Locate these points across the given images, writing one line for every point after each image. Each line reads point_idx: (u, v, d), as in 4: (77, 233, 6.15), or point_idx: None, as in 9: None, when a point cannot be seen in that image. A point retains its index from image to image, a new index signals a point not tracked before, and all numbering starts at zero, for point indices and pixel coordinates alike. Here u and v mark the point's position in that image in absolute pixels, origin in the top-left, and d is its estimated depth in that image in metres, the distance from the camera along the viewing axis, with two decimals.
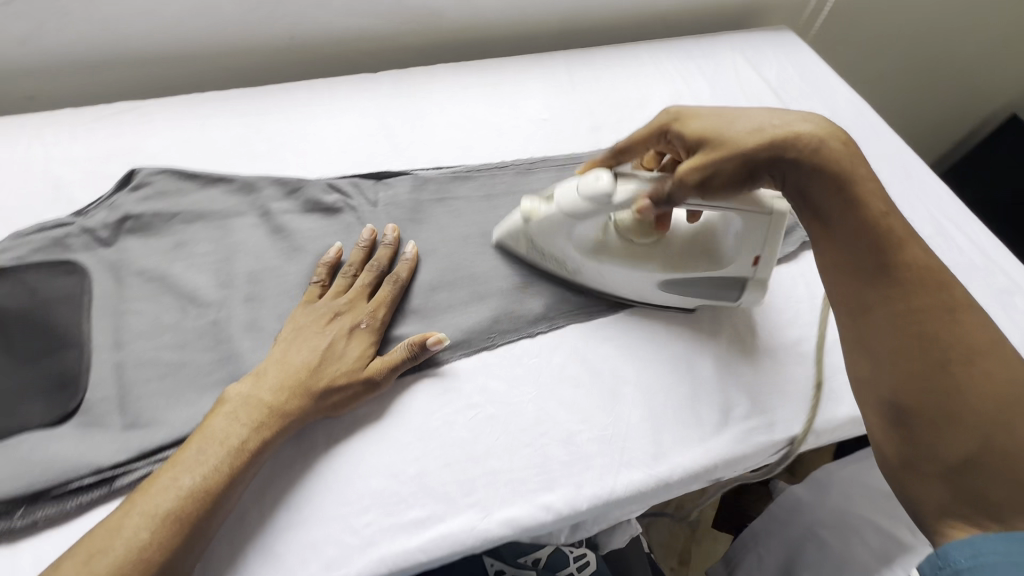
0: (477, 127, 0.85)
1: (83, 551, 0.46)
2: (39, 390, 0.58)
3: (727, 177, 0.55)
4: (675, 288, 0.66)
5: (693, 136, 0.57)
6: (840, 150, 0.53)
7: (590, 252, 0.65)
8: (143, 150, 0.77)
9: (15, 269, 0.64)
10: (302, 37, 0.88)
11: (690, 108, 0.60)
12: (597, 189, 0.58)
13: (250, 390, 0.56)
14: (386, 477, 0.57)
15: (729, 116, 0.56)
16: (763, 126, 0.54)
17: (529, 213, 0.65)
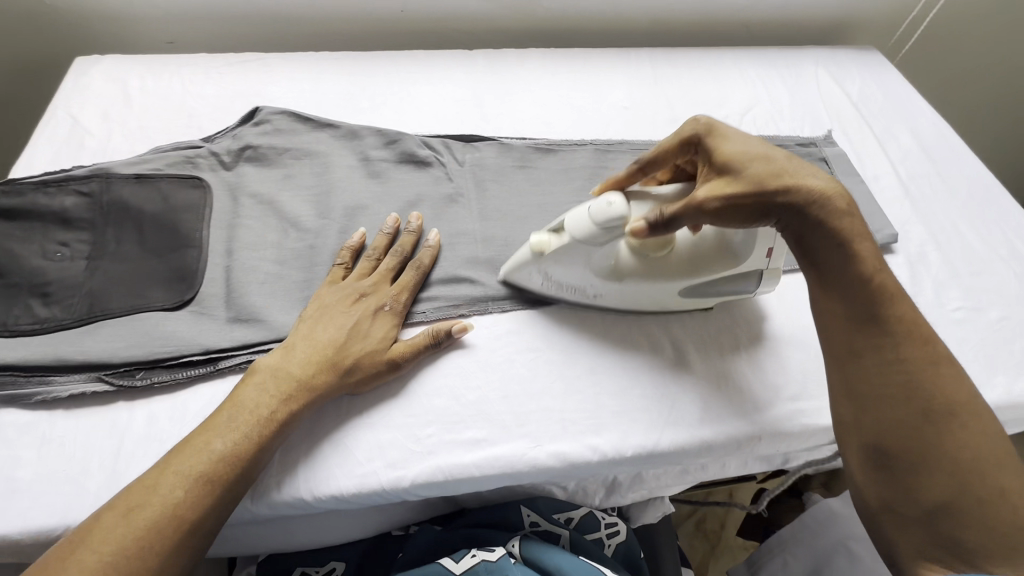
0: (561, 107, 0.91)
1: (121, 505, 0.49)
2: (162, 279, 0.67)
3: (739, 212, 0.54)
4: (696, 292, 0.65)
5: (718, 160, 0.55)
6: (845, 206, 0.54)
7: (609, 277, 0.62)
8: (264, 94, 0.87)
9: (154, 175, 0.73)
10: (410, 12, 0.96)
11: (720, 124, 0.58)
12: (609, 216, 0.56)
13: (278, 363, 0.59)
14: (450, 397, 0.62)
15: (753, 151, 0.55)
16: (777, 173, 0.54)
17: (540, 247, 0.62)
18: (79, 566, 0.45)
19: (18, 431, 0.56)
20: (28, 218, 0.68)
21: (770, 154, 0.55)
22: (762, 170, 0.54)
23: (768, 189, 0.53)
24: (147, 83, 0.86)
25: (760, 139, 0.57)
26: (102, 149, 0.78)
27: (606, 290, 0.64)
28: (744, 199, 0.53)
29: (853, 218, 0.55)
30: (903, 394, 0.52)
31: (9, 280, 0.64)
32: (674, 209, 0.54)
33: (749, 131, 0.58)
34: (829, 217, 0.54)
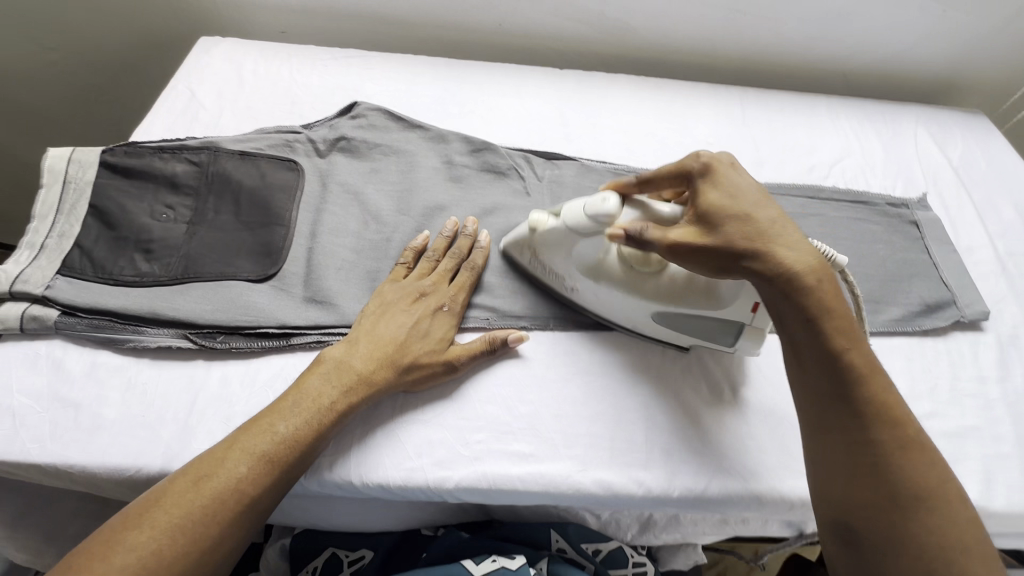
0: (644, 135, 0.91)
1: (190, 473, 0.50)
2: (250, 251, 0.71)
3: (702, 261, 0.56)
4: (665, 321, 0.64)
5: (703, 210, 0.56)
6: (816, 278, 0.52)
7: (589, 271, 0.64)
8: (362, 90, 0.91)
9: (256, 154, 0.78)
10: (508, 26, 1.00)
11: (720, 167, 0.58)
12: (600, 211, 0.58)
13: (343, 354, 0.60)
14: (502, 407, 0.62)
15: (736, 207, 0.55)
16: (747, 234, 0.54)
17: (536, 225, 0.65)
18: (150, 527, 0.46)
19: (108, 372, 0.61)
20: (142, 178, 0.73)
21: (754, 213, 0.55)
22: (733, 227, 0.54)
23: (732, 248, 0.54)
24: (259, 68, 0.93)
25: (758, 194, 0.57)
26: (212, 123, 0.84)
27: (582, 284, 0.65)
28: (705, 252, 0.55)
29: (827, 287, 0.53)
30: (857, 471, 0.50)
31: (119, 233, 0.69)
32: (645, 234, 0.56)
33: (750, 182, 0.58)
34: (794, 284, 0.52)
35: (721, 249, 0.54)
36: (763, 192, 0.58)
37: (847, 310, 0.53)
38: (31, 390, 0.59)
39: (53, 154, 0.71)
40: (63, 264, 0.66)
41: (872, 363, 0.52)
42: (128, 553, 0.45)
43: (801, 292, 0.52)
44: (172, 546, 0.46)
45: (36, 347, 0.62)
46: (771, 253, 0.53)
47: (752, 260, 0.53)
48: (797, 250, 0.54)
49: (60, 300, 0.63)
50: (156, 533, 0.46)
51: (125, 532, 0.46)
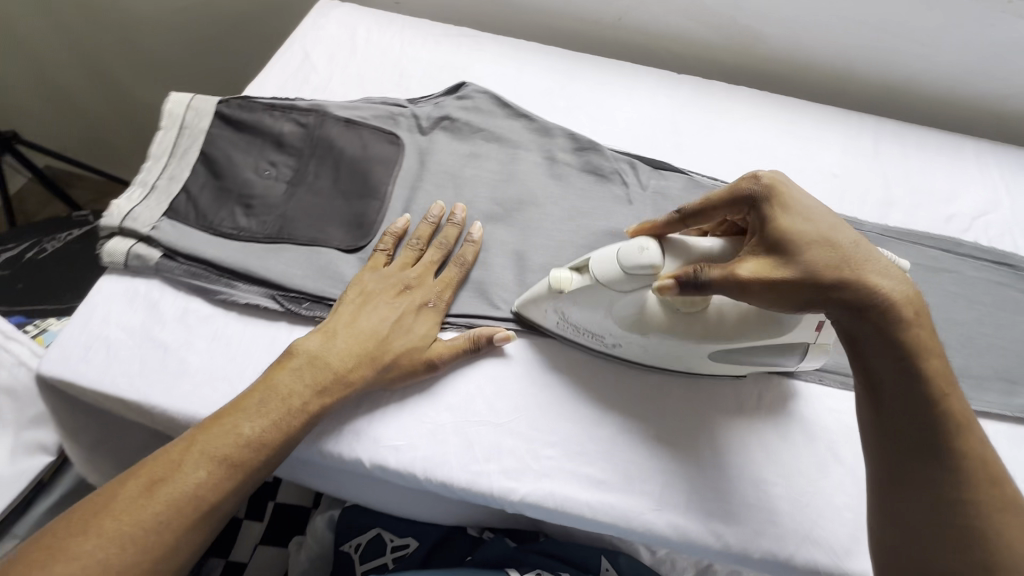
0: (761, 155, 0.84)
1: (144, 476, 0.48)
2: (342, 221, 0.70)
3: (782, 294, 0.48)
4: (727, 357, 0.58)
5: (774, 234, 0.49)
6: (913, 310, 0.47)
7: (631, 327, 0.57)
8: (470, 70, 0.89)
9: (360, 123, 0.77)
10: (628, 21, 0.95)
11: (785, 187, 0.51)
12: (640, 264, 0.52)
13: (317, 348, 0.57)
14: (577, 426, 0.59)
15: (817, 231, 0.48)
16: (833, 262, 0.47)
17: (558, 284, 0.56)
18: (95, 534, 0.44)
19: (198, 320, 0.62)
20: (252, 132, 0.74)
21: (836, 237, 0.48)
22: (818, 253, 0.47)
23: (823, 279, 0.46)
24: (372, 36, 0.92)
25: (832, 215, 0.50)
26: (321, 87, 0.84)
27: (626, 341, 0.59)
28: (788, 287, 0.47)
29: (923, 323, 0.47)
30: (953, 536, 0.44)
31: (223, 184, 0.70)
32: (705, 276, 0.49)
33: (819, 203, 0.51)
34: (893, 316, 0.46)
35: (813, 279, 0.47)
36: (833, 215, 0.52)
37: (940, 352, 0.47)
38: (127, 325, 0.60)
39: (173, 99, 0.73)
40: (169, 207, 0.67)
41: (962, 412, 0.47)
42: (68, 564, 0.43)
43: (901, 328, 0.46)
44: (119, 556, 0.44)
45: (135, 284, 0.63)
46: (867, 283, 0.46)
47: (850, 291, 0.46)
48: (891, 277, 0.47)
49: (163, 242, 0.64)
50: (108, 539, 0.44)
51: (69, 540, 0.44)
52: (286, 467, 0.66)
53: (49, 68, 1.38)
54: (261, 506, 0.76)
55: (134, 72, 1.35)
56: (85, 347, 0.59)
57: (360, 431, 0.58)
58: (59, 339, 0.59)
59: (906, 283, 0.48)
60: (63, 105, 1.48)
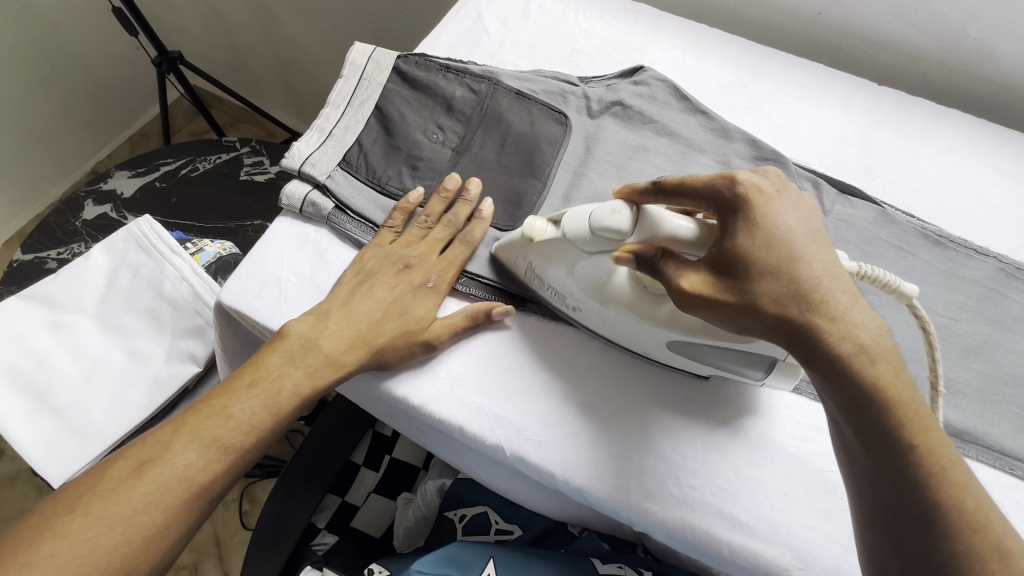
0: (966, 193, 0.74)
1: (132, 458, 0.49)
2: (502, 199, 0.68)
3: (738, 322, 0.40)
4: (683, 352, 0.53)
5: (726, 257, 0.40)
6: (867, 356, 0.37)
7: (593, 295, 0.54)
8: (646, 53, 0.83)
9: (531, 97, 0.74)
10: (830, 17, 0.85)
11: (759, 198, 0.40)
12: (608, 225, 0.46)
13: (310, 331, 0.56)
14: (730, 466, 0.55)
15: (770, 259, 0.39)
16: (779, 295, 0.38)
17: (531, 234, 0.54)
18: (85, 512, 0.45)
19: None
20: (425, 92, 0.73)
21: (797, 265, 0.39)
22: (766, 286, 0.39)
23: (761, 314, 0.39)
24: (546, 2, 0.87)
25: (808, 237, 0.40)
26: (492, 52, 0.81)
27: (586, 306, 0.55)
28: (723, 312, 0.40)
29: (887, 370, 0.37)
30: None
31: (394, 141, 0.69)
32: (661, 263, 0.43)
33: (795, 213, 0.40)
34: (834, 362, 0.38)
35: (750, 313, 0.39)
36: (817, 234, 0.41)
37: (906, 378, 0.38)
38: (297, 270, 0.63)
39: (357, 48, 0.73)
40: (344, 157, 0.68)
41: (942, 452, 0.37)
42: (58, 540, 0.44)
43: (847, 375, 0.37)
44: (110, 534, 0.45)
45: (307, 230, 0.65)
46: (817, 324, 0.38)
47: (793, 332, 0.39)
48: (856, 319, 0.38)
49: (338, 194, 0.65)
50: (98, 517, 0.45)
51: (58, 518, 0.45)
52: (408, 427, 0.67)
53: None
54: (377, 457, 0.80)
55: (291, 6, 1.38)
56: (260, 284, 0.62)
57: (505, 419, 0.56)
58: (239, 272, 0.62)
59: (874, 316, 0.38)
60: (222, 31, 1.56)
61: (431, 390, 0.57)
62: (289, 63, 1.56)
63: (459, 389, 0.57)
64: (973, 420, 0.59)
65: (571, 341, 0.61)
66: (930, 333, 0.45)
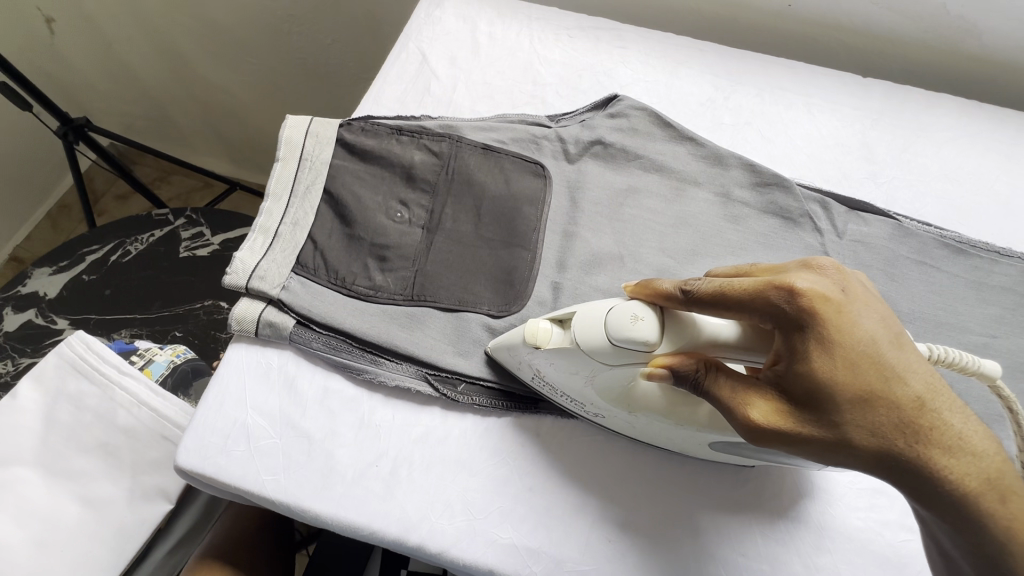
0: (975, 186, 0.69)
1: None
2: (490, 279, 0.59)
3: (824, 459, 0.34)
4: (729, 449, 0.47)
5: (803, 384, 0.33)
6: (995, 494, 0.31)
7: (618, 404, 0.47)
8: (615, 76, 0.75)
9: (500, 150, 0.65)
10: (802, 9, 0.78)
11: (828, 309, 0.34)
12: (632, 338, 0.40)
13: None
14: (797, 557, 0.49)
15: (858, 383, 0.33)
16: (878, 425, 0.32)
17: (534, 337, 0.46)
18: None
19: (341, 404, 0.54)
20: (379, 164, 0.63)
21: (892, 385, 0.33)
22: (858, 416, 0.33)
23: (854, 450, 0.33)
24: (495, 32, 0.78)
25: (893, 348, 0.34)
26: (446, 99, 0.72)
27: (611, 413, 0.49)
28: (806, 451, 0.34)
29: (1018, 508, 0.31)
30: None
31: (353, 230, 0.59)
32: (706, 383, 0.37)
33: (876, 320, 0.34)
34: (952, 503, 0.31)
35: (846, 451, 0.33)
36: (900, 338, 0.35)
37: None
38: (264, 409, 0.53)
39: (291, 123, 0.62)
40: (298, 260, 0.57)
41: None
42: None
43: (969, 518, 0.31)
44: None
45: (268, 356, 0.55)
46: (928, 459, 0.31)
47: (899, 469, 0.32)
48: (971, 447, 0.31)
49: (297, 308, 0.55)
50: None
51: None
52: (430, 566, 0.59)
53: (118, 46, 1.28)
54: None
55: (207, 51, 1.24)
56: (224, 436, 0.51)
57: (541, 550, 0.49)
58: (193, 426, 0.52)
59: (989, 435, 0.32)
60: (131, 85, 1.39)
61: (449, 531, 0.49)
62: (214, 111, 1.42)
63: (482, 523, 0.49)
64: None
65: (596, 436, 0.53)
66: (1018, 413, 0.40)
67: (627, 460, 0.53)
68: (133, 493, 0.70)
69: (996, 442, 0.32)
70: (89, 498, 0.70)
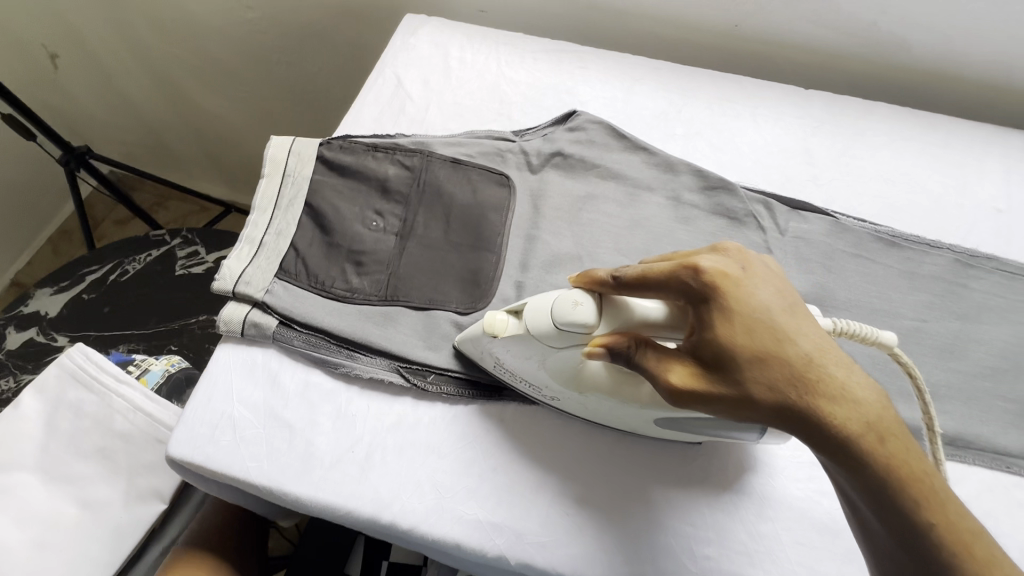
0: (910, 186, 0.75)
1: None
2: (458, 279, 0.64)
3: (733, 414, 0.38)
4: (673, 426, 0.52)
5: (710, 348, 0.38)
6: (873, 435, 0.35)
7: (570, 385, 0.52)
8: (576, 94, 0.82)
9: (468, 163, 0.71)
10: (746, 29, 0.85)
11: (727, 282, 0.39)
12: (573, 321, 0.45)
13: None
14: (741, 525, 0.53)
15: (756, 345, 0.37)
16: (773, 380, 0.37)
17: (492, 328, 0.51)
18: None
19: (320, 396, 0.58)
20: (356, 178, 0.68)
21: (784, 345, 0.38)
22: (757, 373, 0.37)
23: (755, 403, 0.37)
24: (465, 57, 0.85)
25: (785, 314, 0.39)
26: (419, 118, 0.78)
27: (565, 395, 0.53)
28: (718, 407, 0.39)
29: (894, 446, 0.35)
30: None
31: (332, 238, 0.65)
32: (637, 356, 0.41)
33: (771, 291, 0.40)
34: (838, 445, 0.36)
35: (747, 404, 0.37)
36: (796, 307, 0.40)
37: (915, 452, 0.36)
38: (249, 402, 0.57)
39: (274, 143, 0.68)
40: (280, 266, 0.62)
41: (966, 528, 0.34)
42: None
43: (853, 457, 0.36)
44: None
45: (254, 354, 0.60)
46: (815, 407, 0.36)
47: (793, 418, 0.37)
48: (852, 396, 0.36)
49: (279, 309, 0.60)
50: None
51: None
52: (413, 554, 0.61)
53: (117, 79, 1.36)
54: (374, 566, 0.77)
55: (201, 81, 1.32)
56: (212, 427, 0.56)
57: (503, 524, 0.53)
58: (183, 419, 0.56)
59: (871, 384, 0.37)
60: (130, 115, 1.46)
61: (419, 509, 0.53)
62: (209, 137, 1.49)
63: (450, 501, 0.53)
64: (962, 419, 0.59)
65: (557, 421, 0.58)
66: (916, 377, 0.45)
67: (582, 439, 0.57)
68: (128, 494, 0.74)
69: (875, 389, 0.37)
70: (86, 501, 0.73)
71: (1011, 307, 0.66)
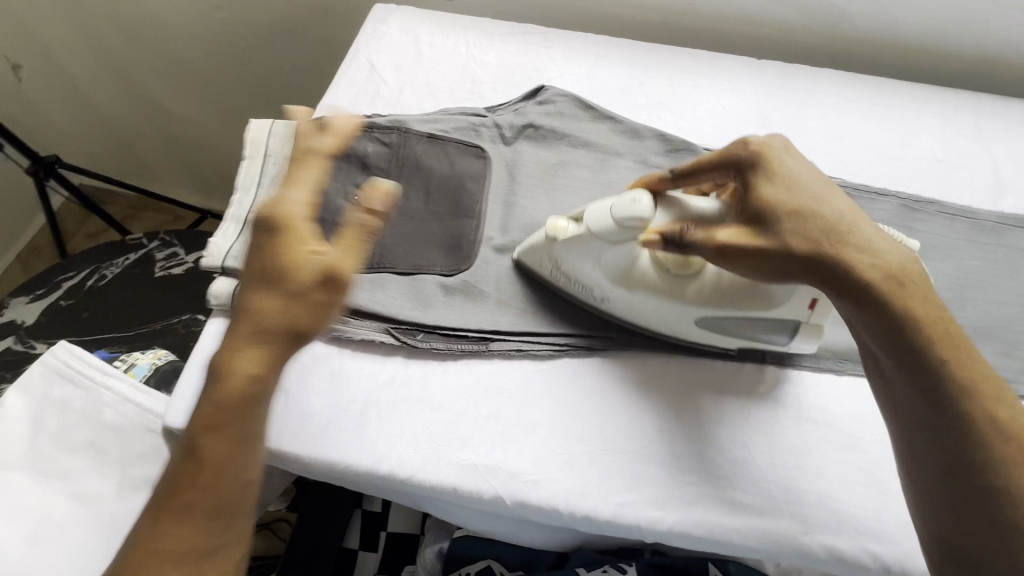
0: (857, 141, 0.81)
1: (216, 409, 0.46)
2: (442, 245, 0.67)
3: (768, 263, 0.49)
4: (714, 326, 0.59)
5: (757, 204, 0.50)
6: (887, 275, 0.47)
7: (621, 283, 0.59)
8: (543, 71, 0.86)
9: (444, 138, 0.73)
10: (700, 6, 0.90)
11: (771, 154, 0.52)
12: (631, 216, 0.52)
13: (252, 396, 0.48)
14: (717, 450, 0.57)
15: (794, 201, 0.49)
16: (808, 230, 0.48)
17: (554, 231, 0.58)
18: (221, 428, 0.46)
19: (313, 360, 0.60)
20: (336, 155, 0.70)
21: (818, 205, 0.50)
22: (794, 224, 0.48)
23: (790, 250, 0.48)
24: (435, 41, 0.88)
25: (816, 184, 0.51)
26: (394, 100, 0.81)
27: (615, 294, 0.60)
28: (760, 255, 0.49)
29: (900, 283, 0.47)
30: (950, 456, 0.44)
31: None
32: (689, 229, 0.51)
33: (806, 167, 0.53)
34: (858, 280, 0.47)
35: (785, 248, 0.48)
36: (823, 182, 0.52)
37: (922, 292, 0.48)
38: None
39: (254, 126, 0.69)
40: None
41: (957, 344, 0.46)
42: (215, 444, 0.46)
43: (870, 288, 0.47)
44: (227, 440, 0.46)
45: None
46: (838, 251, 0.48)
47: (821, 261, 0.48)
48: (869, 245, 0.48)
49: None
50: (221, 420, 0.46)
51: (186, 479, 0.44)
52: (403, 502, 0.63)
53: (84, 86, 1.35)
54: (374, 537, 0.82)
55: (171, 83, 1.32)
56: None
57: (497, 466, 0.55)
58: (179, 393, 0.58)
59: (883, 238, 0.50)
60: (98, 124, 1.44)
61: (416, 458, 0.55)
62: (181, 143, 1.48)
63: (445, 449, 0.56)
64: None
65: (543, 370, 0.61)
66: None
67: (566, 384, 0.60)
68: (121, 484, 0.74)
69: (889, 246, 0.49)
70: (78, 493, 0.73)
71: (953, 245, 0.71)
